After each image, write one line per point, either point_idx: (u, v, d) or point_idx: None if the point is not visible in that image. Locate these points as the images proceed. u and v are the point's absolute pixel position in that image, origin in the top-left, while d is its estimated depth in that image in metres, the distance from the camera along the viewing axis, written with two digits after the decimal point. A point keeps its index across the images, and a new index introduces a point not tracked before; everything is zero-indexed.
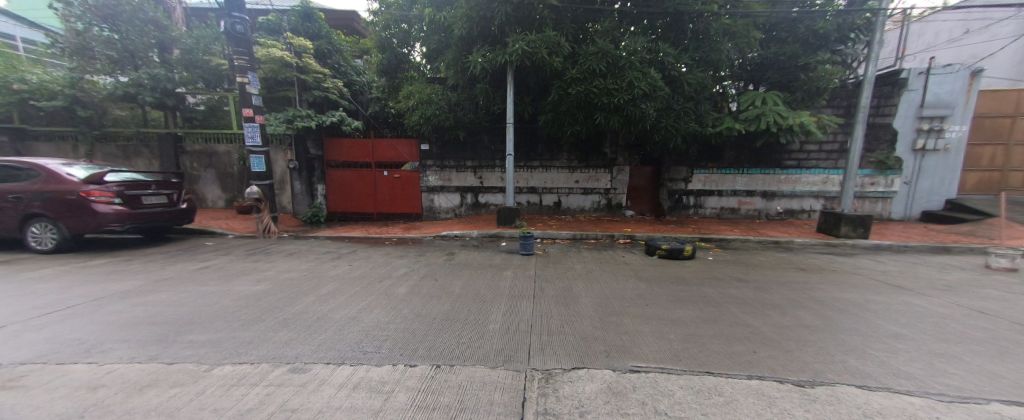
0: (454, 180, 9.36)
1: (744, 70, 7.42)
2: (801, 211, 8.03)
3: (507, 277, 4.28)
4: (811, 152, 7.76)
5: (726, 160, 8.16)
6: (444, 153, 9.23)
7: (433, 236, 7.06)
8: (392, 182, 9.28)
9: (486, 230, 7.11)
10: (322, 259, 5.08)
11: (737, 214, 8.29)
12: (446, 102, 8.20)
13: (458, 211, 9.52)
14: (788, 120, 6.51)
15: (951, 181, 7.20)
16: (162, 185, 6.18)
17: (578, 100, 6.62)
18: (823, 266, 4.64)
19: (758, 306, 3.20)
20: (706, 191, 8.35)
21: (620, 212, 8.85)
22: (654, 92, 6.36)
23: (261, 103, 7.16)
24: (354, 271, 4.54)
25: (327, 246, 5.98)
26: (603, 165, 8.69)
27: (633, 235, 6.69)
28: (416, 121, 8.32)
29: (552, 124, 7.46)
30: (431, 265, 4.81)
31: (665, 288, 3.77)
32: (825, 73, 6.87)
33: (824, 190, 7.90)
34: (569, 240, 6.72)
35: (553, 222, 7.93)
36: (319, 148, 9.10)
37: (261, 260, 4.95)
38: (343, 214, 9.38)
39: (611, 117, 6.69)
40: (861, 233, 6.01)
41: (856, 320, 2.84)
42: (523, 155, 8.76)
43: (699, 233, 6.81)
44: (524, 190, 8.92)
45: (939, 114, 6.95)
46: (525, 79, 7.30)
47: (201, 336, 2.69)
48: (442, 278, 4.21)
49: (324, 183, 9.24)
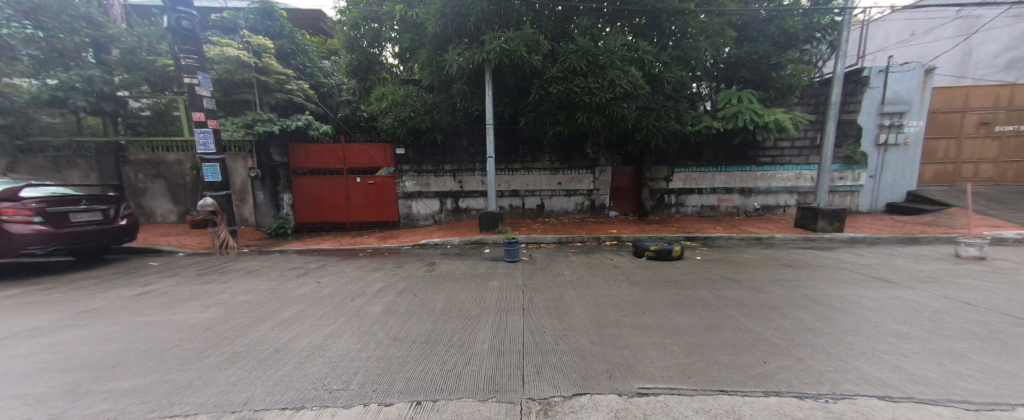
0: (433, 185, 8.94)
1: (718, 69, 7.56)
2: (777, 207, 8.23)
3: (493, 287, 3.97)
4: (784, 149, 7.98)
5: (705, 159, 8.26)
6: (421, 157, 8.81)
7: (412, 245, 6.63)
8: (366, 189, 8.75)
9: (469, 237, 6.77)
10: (287, 276, 4.56)
11: (717, 211, 8.40)
12: (423, 104, 7.90)
13: (437, 217, 9.10)
14: (764, 117, 6.63)
15: (911, 173, 7.67)
16: (96, 199, 5.40)
17: (560, 99, 6.46)
18: (808, 261, 4.66)
19: (757, 308, 3.07)
20: (687, 189, 8.42)
21: (604, 213, 8.77)
22: (635, 91, 6.28)
23: (213, 106, 6.46)
24: (324, 288, 4.07)
25: (294, 261, 5.42)
26: (585, 166, 8.57)
27: (620, 236, 6.56)
28: (390, 124, 7.87)
29: (533, 124, 7.25)
30: (410, 278, 4.42)
31: (659, 293, 3.60)
32: (792, 73, 7.14)
33: (798, 186, 8.13)
34: (554, 244, 6.50)
35: (537, 226, 7.69)
36: (284, 155, 8.42)
37: (213, 281, 4.35)
38: (313, 225, 8.73)
39: (593, 116, 6.58)
40: (836, 227, 6.17)
41: (858, 320, 2.76)
42: (504, 158, 8.47)
43: (684, 231, 6.79)
44: (506, 194, 8.65)
45: (896, 111, 7.44)
46: (505, 79, 7.05)
47: (123, 379, 2.20)
48: (422, 293, 3.84)
49: (290, 192, 8.56)
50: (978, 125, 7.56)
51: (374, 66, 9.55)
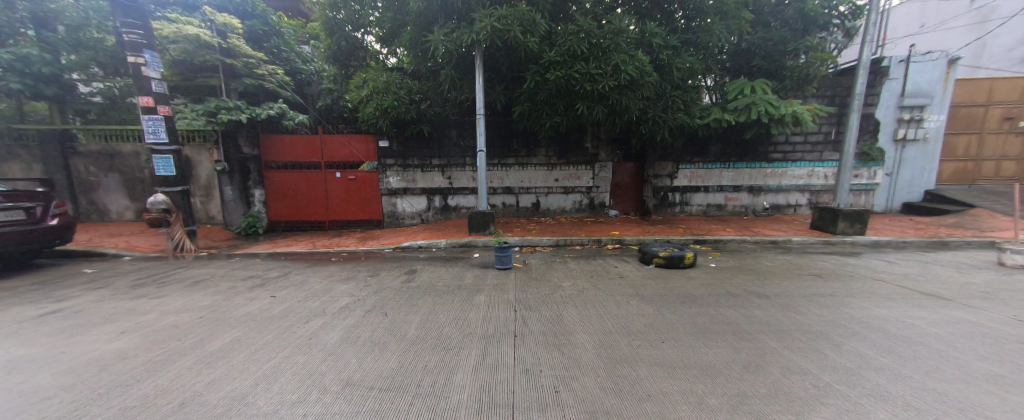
0: (420, 181, 8.26)
1: (728, 57, 6.98)
2: (788, 206, 7.73)
3: (480, 304, 3.34)
4: (796, 144, 7.46)
5: (712, 154, 7.70)
6: (407, 151, 8.10)
7: (392, 248, 5.96)
8: (346, 185, 8.04)
9: (456, 239, 6.14)
10: (238, 287, 3.87)
11: (724, 211, 7.88)
12: (408, 92, 7.21)
13: (425, 216, 8.43)
14: (779, 109, 6.08)
15: (930, 171, 7.30)
16: (17, 196, 4.59)
17: (558, 87, 5.81)
18: (838, 271, 4.15)
19: (803, 338, 2.48)
20: (692, 187, 7.86)
21: (603, 212, 8.20)
22: (641, 78, 5.65)
23: (165, 90, 5.59)
24: (276, 304, 3.38)
25: (254, 267, 4.73)
26: (584, 161, 7.96)
27: (622, 239, 5.97)
28: (371, 114, 7.14)
29: (529, 115, 6.60)
30: (383, 290, 3.78)
31: (677, 313, 3.01)
32: (807, 62, 6.63)
33: (810, 184, 7.62)
34: (551, 247, 5.91)
35: (533, 227, 7.09)
36: (254, 147, 7.63)
37: (144, 294, 3.61)
38: (288, 224, 8.00)
39: (595, 106, 5.94)
40: (858, 230, 5.69)
41: (936, 355, 2.19)
42: (496, 152, 7.81)
43: (691, 233, 6.23)
44: (498, 191, 8.01)
45: (919, 103, 7.06)
46: (498, 64, 6.36)
47: None
48: (394, 312, 3.19)
49: (262, 187, 7.79)
50: (1001, 120, 7.17)
51: (355, 51, 8.65)
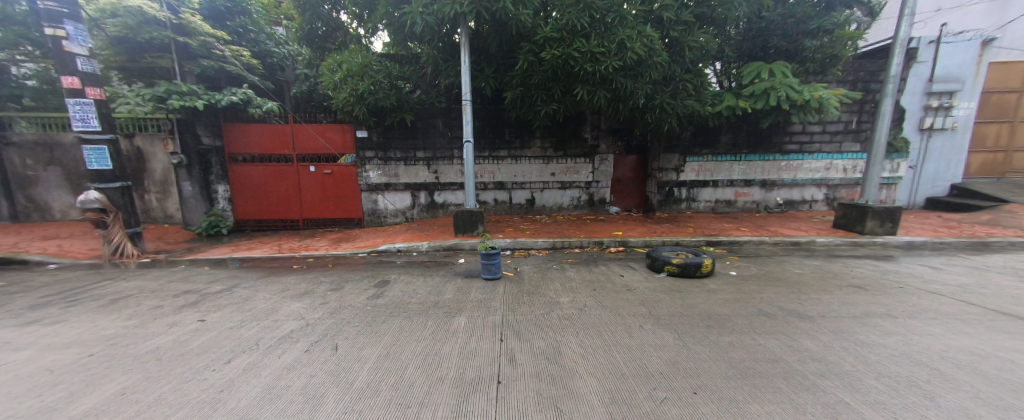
0: (403, 176, 7.53)
1: (744, 36, 6.24)
2: (802, 202, 7.14)
3: (459, 331, 2.66)
4: (813, 134, 6.83)
5: (722, 146, 7.03)
6: (388, 142, 7.34)
7: (367, 252, 5.26)
8: (321, 181, 7.30)
9: (440, 242, 5.45)
10: (166, 305, 3.16)
11: (733, 207, 7.27)
12: (387, 76, 6.41)
13: (409, 213, 7.72)
14: (802, 93, 5.41)
15: (956, 163, 6.78)
16: None
17: (555, 68, 5.06)
18: (880, 280, 3.59)
19: (890, 390, 1.82)
20: (700, 181, 7.23)
21: (603, 209, 7.56)
22: (649, 59, 4.93)
23: (93, 69, 4.65)
24: (201, 331, 2.66)
25: (198, 278, 4.01)
26: (582, 153, 7.27)
27: (626, 241, 5.34)
28: (346, 100, 6.35)
29: (521, 102, 5.87)
30: (343, 310, 3.08)
31: (705, 344, 2.37)
32: (832, 42, 5.94)
33: (827, 178, 7.01)
34: (546, 250, 5.27)
35: (526, 226, 6.44)
36: (215, 137, 6.79)
37: (36, 318, 2.85)
38: (257, 223, 7.26)
39: (596, 91, 5.21)
40: (888, 229, 5.14)
41: None
42: (486, 143, 7.09)
43: (702, 233, 5.62)
44: (489, 187, 7.31)
45: (948, 89, 6.48)
46: (487, 42, 5.58)
47: None
48: (348, 343, 2.49)
49: (226, 183, 6.99)
50: None
51: (329, 29, 7.66)
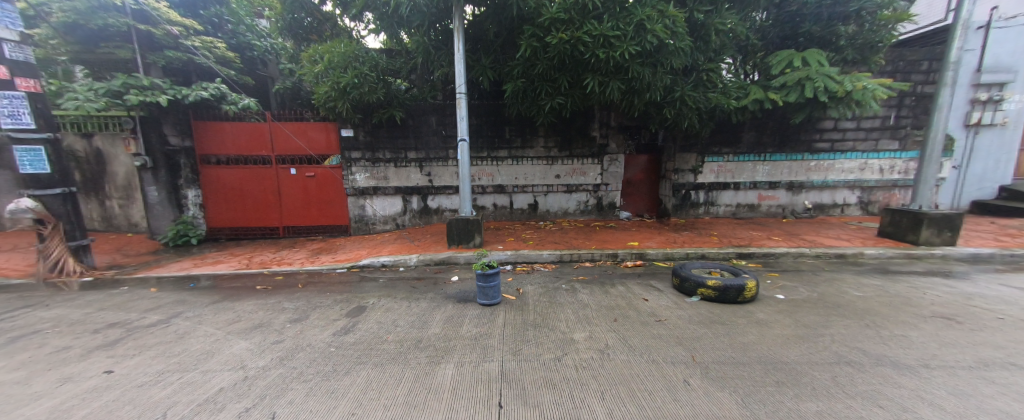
0: (393, 178, 6.87)
1: (771, 22, 5.57)
2: (833, 206, 6.47)
3: (442, 389, 1.97)
4: (847, 131, 6.16)
5: (745, 144, 6.37)
6: (376, 142, 6.67)
7: (347, 267, 4.59)
8: (303, 184, 6.64)
9: (432, 255, 4.80)
10: (74, 347, 2.47)
11: (756, 212, 6.61)
12: (374, 68, 5.75)
13: (400, 220, 7.06)
14: (843, 83, 4.73)
15: (1006, 162, 6.10)
16: None
17: (561, 55, 4.38)
18: (969, 308, 2.92)
19: None
20: (720, 183, 6.56)
21: (613, 215, 6.91)
22: (669, 45, 4.26)
23: (25, 57, 3.97)
24: (96, 392, 1.96)
25: (137, 304, 3.33)
26: (589, 154, 6.61)
27: (644, 253, 4.67)
28: (327, 95, 5.68)
29: (522, 96, 5.20)
30: (297, 353, 2.40)
31: (785, 417, 1.68)
32: (873, 27, 5.28)
33: (862, 179, 6.33)
34: (553, 264, 4.61)
35: (529, 235, 5.77)
36: (184, 136, 6.13)
37: None
38: (233, 231, 6.62)
39: (608, 82, 4.52)
40: (946, 239, 4.47)
41: None
42: (484, 142, 6.42)
43: (729, 243, 4.95)
44: (488, 190, 6.65)
45: (998, 80, 5.81)
46: (483, 27, 4.91)
47: None
48: (289, 411, 1.78)
49: (198, 187, 6.34)
50: None
51: (315, 20, 7.01)
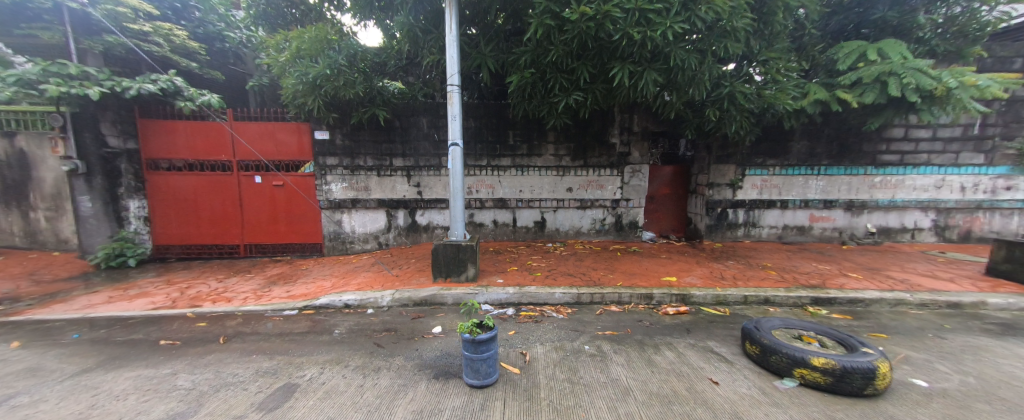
0: (375, 190, 5.84)
1: (835, 7, 4.59)
2: (902, 230, 5.41)
3: None
4: (920, 141, 5.12)
5: (795, 155, 5.32)
6: (357, 146, 5.67)
7: (301, 307, 3.52)
8: (269, 195, 5.63)
9: (412, 292, 3.73)
10: None
11: (807, 236, 5.55)
12: (352, 58, 4.79)
13: (383, 238, 6.01)
14: (942, 79, 3.69)
15: None
16: None
17: (582, 38, 3.37)
18: None
19: None
20: (764, 201, 5.49)
21: (634, 236, 5.84)
22: (724, 22, 3.27)
23: None
24: None
25: None
26: (607, 163, 5.58)
27: (687, 295, 3.56)
28: (295, 89, 4.72)
29: (530, 92, 4.20)
30: None
31: None
32: (969, 11, 4.27)
33: (938, 199, 5.26)
34: (568, 308, 3.52)
35: (535, 262, 4.69)
36: (127, 137, 5.15)
37: None
38: (184, 249, 5.60)
39: (642, 72, 3.51)
40: None
41: None
42: (484, 149, 5.41)
43: (795, 281, 3.83)
44: (487, 205, 5.61)
45: None
46: (483, 6, 3.94)
47: None
48: None
49: (142, 197, 5.34)
50: None
51: (299, 14, 6.06)
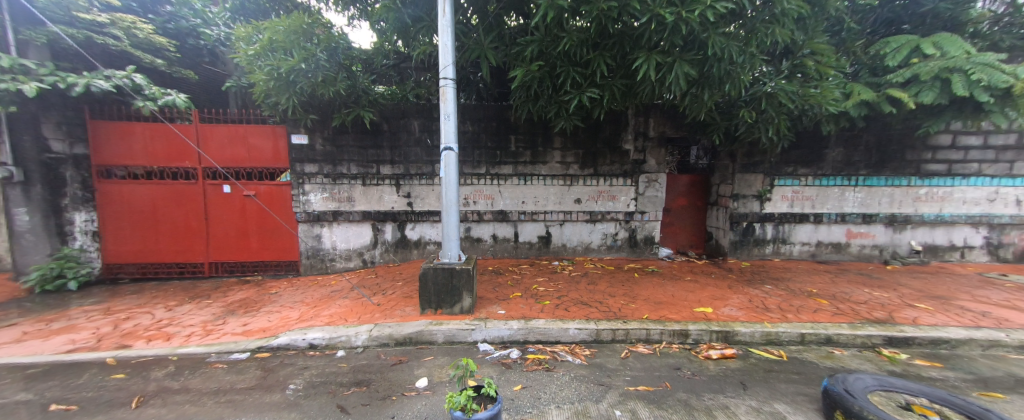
0: (359, 201, 5.21)
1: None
2: (950, 249, 4.84)
3: None
4: (971, 149, 4.58)
5: (830, 164, 4.76)
6: (339, 152, 5.06)
7: (254, 350, 2.84)
8: (239, 206, 4.97)
9: (394, 328, 3.07)
10: None
11: (843, 254, 4.97)
12: (333, 53, 4.19)
13: (369, 255, 5.36)
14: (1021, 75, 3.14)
15: None
16: None
17: (601, 21, 2.80)
18: None
19: None
20: (796, 215, 4.91)
21: (649, 253, 5.23)
22: (772, 4, 2.71)
23: None
24: None
25: None
26: (620, 172, 4.99)
27: (730, 332, 2.91)
28: (265, 87, 4.11)
29: (536, 89, 3.62)
30: None
31: None
32: None
33: (990, 214, 4.73)
34: (585, 349, 2.86)
35: (541, 286, 4.04)
36: (73, 141, 4.49)
37: None
38: (138, 268, 4.90)
39: (671, 64, 2.94)
40: None
41: None
42: (482, 155, 4.81)
43: (854, 313, 3.20)
44: (486, 218, 4.97)
45: None
46: None
47: None
48: None
49: (90, 209, 4.67)
50: None
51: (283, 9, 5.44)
